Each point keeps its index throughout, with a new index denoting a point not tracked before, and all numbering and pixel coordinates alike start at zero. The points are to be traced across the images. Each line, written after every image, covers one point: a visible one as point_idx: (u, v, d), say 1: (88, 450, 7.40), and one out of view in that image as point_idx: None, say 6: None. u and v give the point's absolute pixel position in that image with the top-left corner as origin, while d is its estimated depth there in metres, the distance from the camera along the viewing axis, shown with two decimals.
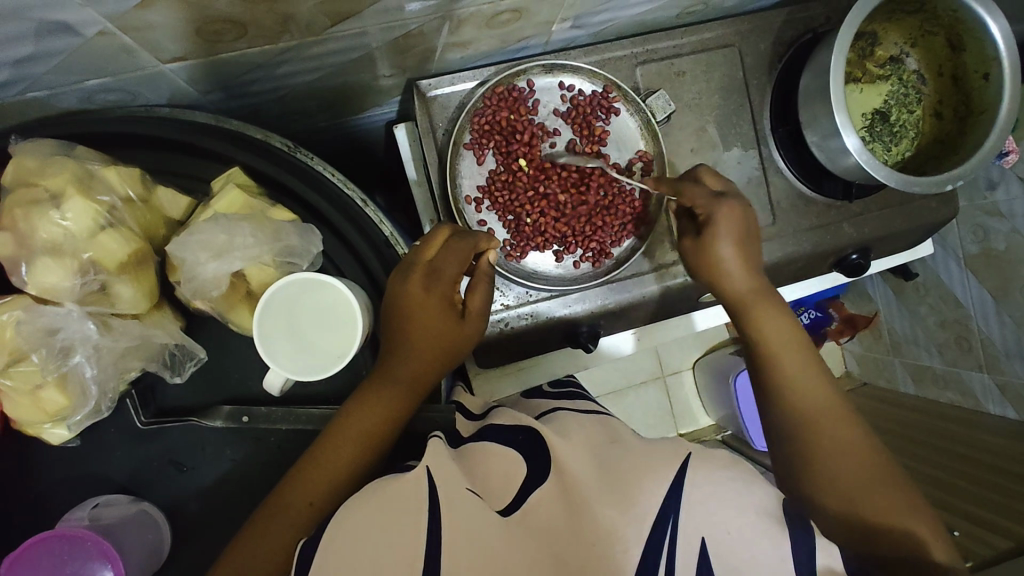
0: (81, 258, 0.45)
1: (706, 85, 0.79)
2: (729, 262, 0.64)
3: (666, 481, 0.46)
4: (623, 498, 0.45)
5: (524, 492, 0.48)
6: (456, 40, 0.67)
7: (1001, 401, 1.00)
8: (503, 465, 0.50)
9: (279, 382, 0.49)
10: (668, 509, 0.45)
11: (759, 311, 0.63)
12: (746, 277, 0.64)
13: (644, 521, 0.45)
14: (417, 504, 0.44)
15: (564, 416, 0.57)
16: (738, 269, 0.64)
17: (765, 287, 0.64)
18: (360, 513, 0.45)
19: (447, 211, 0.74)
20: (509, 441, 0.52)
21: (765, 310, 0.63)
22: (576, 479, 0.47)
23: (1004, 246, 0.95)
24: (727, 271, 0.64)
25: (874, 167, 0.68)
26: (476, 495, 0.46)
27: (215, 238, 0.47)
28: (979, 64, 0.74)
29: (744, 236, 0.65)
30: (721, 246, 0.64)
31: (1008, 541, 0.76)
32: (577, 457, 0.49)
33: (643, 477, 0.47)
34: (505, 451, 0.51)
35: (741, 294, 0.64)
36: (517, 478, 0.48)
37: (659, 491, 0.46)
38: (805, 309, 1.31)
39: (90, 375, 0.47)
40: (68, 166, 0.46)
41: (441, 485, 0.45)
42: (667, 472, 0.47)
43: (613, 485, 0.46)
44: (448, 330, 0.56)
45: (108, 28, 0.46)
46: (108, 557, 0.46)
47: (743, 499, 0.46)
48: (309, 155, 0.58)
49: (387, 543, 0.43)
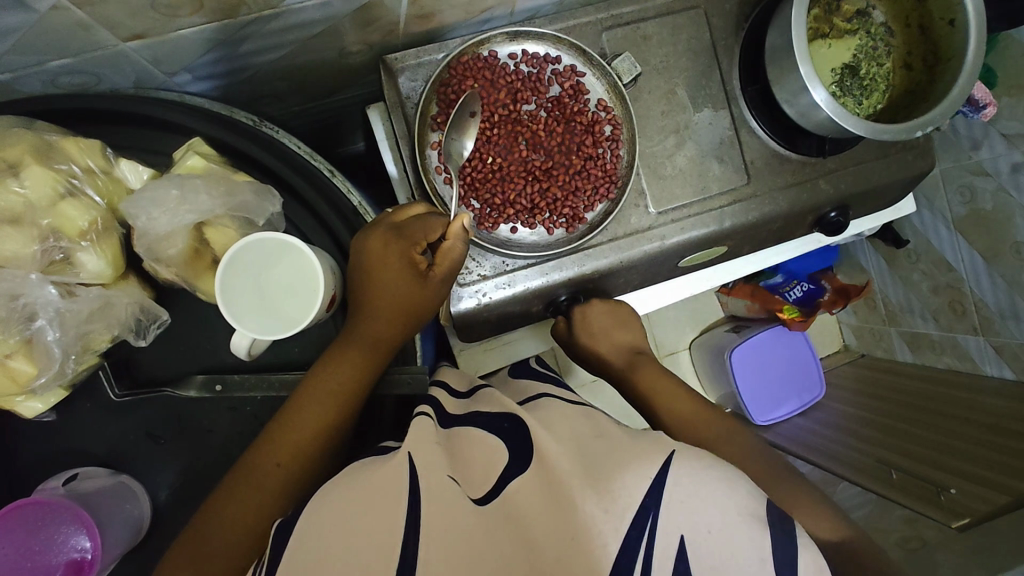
0: (41, 226, 0.46)
1: (673, 48, 0.79)
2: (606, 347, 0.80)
3: (649, 476, 0.46)
4: (604, 488, 0.45)
5: (505, 480, 0.48)
6: (418, 11, 0.68)
7: (999, 362, 0.99)
8: (485, 454, 0.51)
9: (245, 344, 0.49)
10: (649, 504, 0.44)
11: (642, 372, 0.76)
12: (611, 347, 0.80)
13: (624, 517, 0.43)
14: (393, 489, 0.44)
15: (550, 406, 0.58)
16: (607, 340, 0.80)
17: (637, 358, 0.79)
18: (337, 496, 0.45)
19: (418, 183, 0.74)
20: (495, 429, 0.53)
21: (646, 371, 0.76)
22: (560, 470, 0.47)
23: (990, 205, 0.94)
24: (599, 337, 0.80)
25: (842, 118, 0.68)
26: (456, 483, 0.46)
27: (168, 195, 0.48)
28: (944, 10, 0.73)
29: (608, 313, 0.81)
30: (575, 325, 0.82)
31: (1006, 495, 0.77)
32: (560, 449, 0.49)
33: (623, 469, 0.46)
34: (487, 439, 0.52)
35: (621, 365, 0.78)
36: (498, 466, 0.49)
37: (640, 486, 0.45)
38: (799, 281, 1.27)
39: (54, 338, 0.47)
40: (25, 137, 0.46)
41: (415, 469, 0.45)
42: (650, 468, 0.46)
43: (594, 473, 0.46)
44: (410, 292, 0.56)
45: (61, 2, 0.47)
46: (82, 523, 0.47)
47: (723, 499, 0.45)
48: (275, 128, 0.59)
49: (362, 524, 0.42)
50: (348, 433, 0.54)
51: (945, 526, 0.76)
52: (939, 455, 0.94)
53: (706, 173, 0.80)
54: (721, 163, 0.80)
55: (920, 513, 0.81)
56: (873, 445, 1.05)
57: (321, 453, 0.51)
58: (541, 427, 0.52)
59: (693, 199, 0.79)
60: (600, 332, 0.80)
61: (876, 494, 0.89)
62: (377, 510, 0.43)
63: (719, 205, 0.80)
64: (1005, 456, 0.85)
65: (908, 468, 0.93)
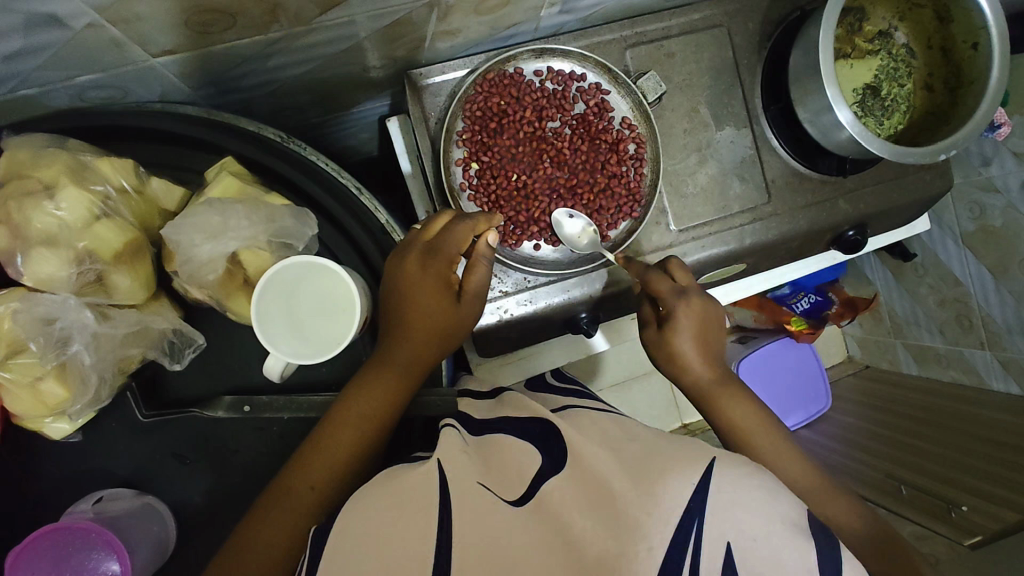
0: (77, 248, 0.45)
1: (696, 66, 0.79)
2: (687, 355, 0.64)
3: (691, 483, 0.44)
4: (643, 489, 0.43)
5: (539, 484, 0.46)
6: (445, 28, 0.68)
7: (1004, 376, 0.99)
8: (520, 460, 0.49)
9: (279, 369, 0.49)
10: (693, 511, 0.42)
11: (722, 398, 0.63)
12: (706, 369, 0.65)
13: (669, 521, 0.41)
14: (422, 500, 0.43)
15: (582, 413, 0.56)
16: (693, 353, 0.64)
17: (724, 374, 0.65)
18: (369, 506, 0.45)
19: (442, 200, 0.74)
20: (527, 435, 0.51)
21: (728, 399, 0.63)
22: (595, 475, 0.46)
23: (1001, 222, 0.94)
24: (688, 361, 0.64)
25: (866, 139, 0.68)
26: (489, 490, 0.45)
27: (210, 221, 0.48)
28: (968, 34, 0.74)
29: (700, 329, 0.65)
30: (682, 339, 0.64)
31: (1016, 512, 0.77)
32: (598, 454, 0.48)
33: (665, 475, 0.44)
34: (521, 445, 0.50)
35: (704, 387, 0.64)
36: (531, 470, 0.47)
37: (683, 491, 0.43)
38: (805, 294, 1.27)
39: (89, 363, 0.47)
40: (61, 157, 0.46)
41: (446, 477, 0.45)
42: (692, 475, 0.44)
43: (632, 476, 0.45)
44: (443, 313, 0.56)
45: (97, 20, 0.46)
46: (112, 548, 0.46)
47: (768, 507, 0.43)
48: (304, 145, 0.58)
49: (396, 532, 0.42)
50: (378, 455, 0.54)
51: (958, 544, 0.77)
52: (946, 469, 0.94)
53: (727, 191, 0.80)
54: (742, 181, 0.80)
55: (932, 530, 0.82)
56: (880, 459, 1.06)
57: (354, 477, 0.51)
58: (576, 432, 0.51)
59: (715, 217, 0.79)
60: (688, 340, 0.65)
61: (886, 509, 0.90)
62: (405, 519, 0.42)
63: (740, 223, 0.80)
64: (1011, 472, 0.85)
65: (918, 484, 0.94)
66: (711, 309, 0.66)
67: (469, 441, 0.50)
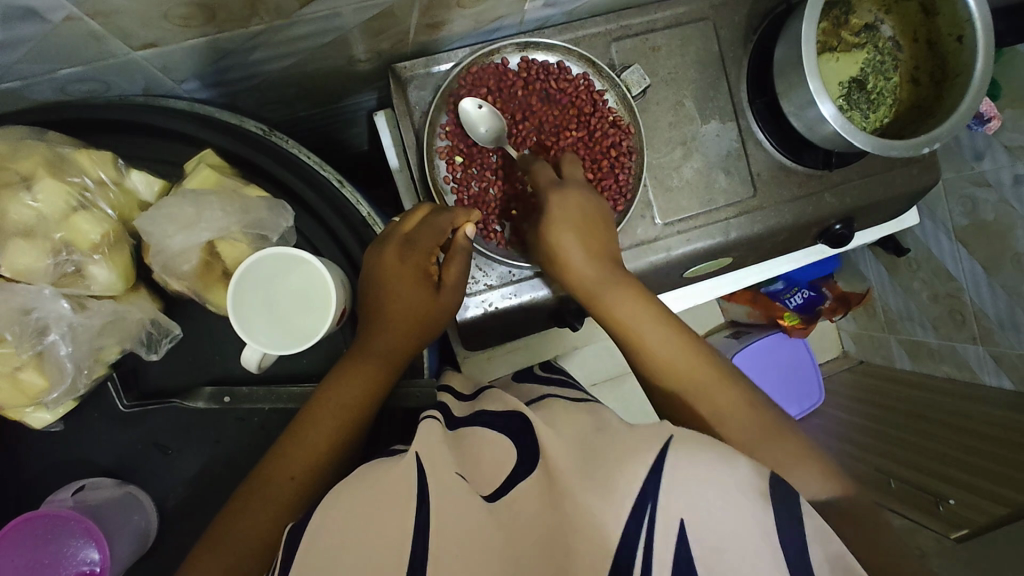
0: (53, 239, 0.46)
1: (681, 59, 0.79)
2: (573, 257, 0.64)
3: (647, 464, 0.44)
4: (606, 480, 0.43)
5: (512, 483, 0.46)
6: (429, 22, 0.68)
7: (997, 371, 1.00)
8: (493, 453, 0.50)
9: (257, 359, 0.50)
10: (647, 492, 0.43)
11: (608, 294, 0.62)
12: (590, 266, 0.64)
13: (625, 506, 0.42)
14: (404, 492, 0.43)
15: (555, 404, 0.57)
16: (580, 254, 0.64)
17: (612, 272, 0.64)
18: (350, 495, 0.44)
19: (426, 193, 0.75)
20: (499, 427, 0.52)
21: (611, 294, 0.62)
22: (560, 470, 0.46)
23: (992, 216, 0.94)
24: (571, 258, 0.64)
25: (850, 132, 0.68)
26: (462, 479, 0.45)
27: (184, 212, 0.49)
28: (953, 27, 0.74)
29: (582, 222, 0.65)
30: (563, 237, 0.65)
31: (1004, 506, 0.77)
32: (560, 446, 0.48)
33: (624, 460, 0.45)
34: (496, 438, 0.51)
35: (589, 283, 0.63)
36: (506, 466, 0.48)
37: (637, 475, 0.43)
38: (799, 288, 1.24)
39: (66, 353, 0.48)
40: (38, 150, 0.47)
41: (425, 471, 0.44)
42: (648, 455, 0.45)
43: (591, 471, 0.45)
44: (424, 302, 0.57)
45: (74, 13, 0.46)
46: (92, 536, 0.47)
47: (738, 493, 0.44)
48: (284, 137, 0.58)
49: (376, 520, 0.42)
50: (359, 446, 0.55)
51: (945, 538, 0.77)
52: (939, 464, 0.93)
53: (712, 184, 0.80)
54: (727, 174, 0.80)
55: (921, 524, 0.82)
56: (871, 454, 1.06)
57: (332, 467, 0.51)
58: (543, 423, 0.51)
59: (700, 211, 0.79)
60: (574, 235, 0.64)
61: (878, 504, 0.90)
62: (384, 513, 0.42)
63: (725, 217, 0.80)
64: (1000, 466, 0.85)
65: (908, 479, 0.94)
66: (596, 209, 0.67)
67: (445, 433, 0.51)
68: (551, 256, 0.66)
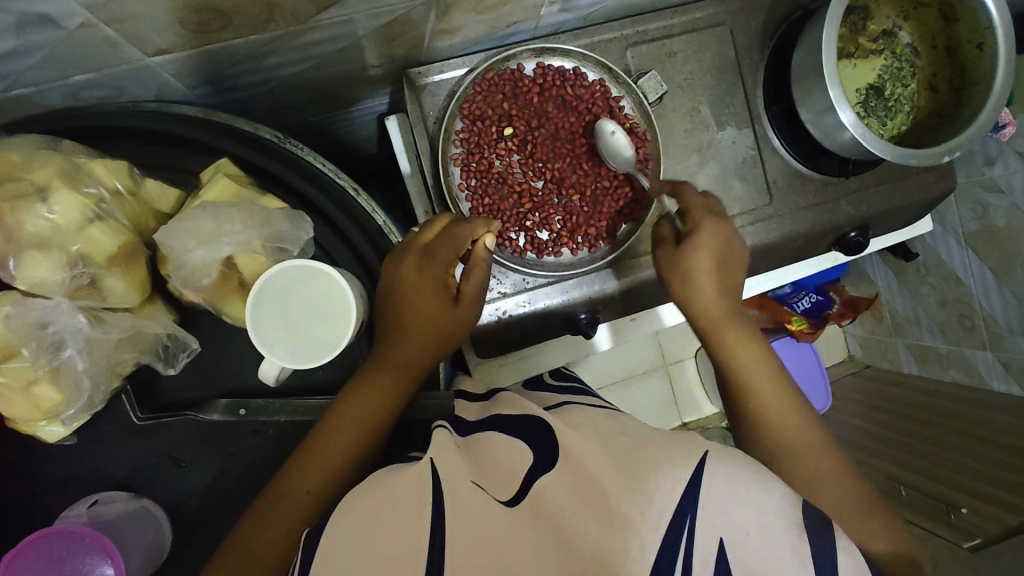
0: (69, 252, 0.45)
1: (697, 65, 0.78)
2: (700, 284, 0.65)
3: (680, 477, 0.44)
4: (634, 489, 0.43)
5: (530, 480, 0.46)
6: (444, 27, 0.67)
7: (1006, 377, 0.99)
8: (510, 458, 0.48)
9: (275, 372, 0.49)
10: (685, 505, 0.43)
11: (733, 338, 0.64)
12: (721, 302, 0.65)
13: (653, 518, 0.42)
14: (420, 499, 0.42)
15: (573, 410, 0.56)
16: (711, 292, 0.65)
17: (737, 314, 0.66)
18: (361, 504, 0.43)
19: (441, 200, 0.74)
20: (514, 431, 0.51)
21: (736, 337, 0.64)
22: (588, 472, 0.45)
23: (1003, 222, 0.93)
24: (698, 291, 0.65)
25: (869, 141, 0.67)
26: (481, 490, 0.44)
27: (204, 225, 0.48)
28: (972, 34, 0.73)
29: (721, 256, 0.65)
30: (701, 264, 0.64)
31: (1013, 514, 0.76)
32: (588, 447, 0.47)
33: (654, 470, 0.44)
34: (510, 442, 0.49)
35: (714, 318, 0.65)
36: (522, 468, 0.47)
37: (673, 486, 0.43)
38: (806, 292, 1.25)
39: (83, 368, 0.47)
40: (54, 160, 0.46)
41: (440, 478, 0.44)
42: (679, 468, 0.44)
43: (625, 475, 0.44)
44: (441, 314, 0.56)
45: (90, 19, 0.45)
46: (107, 552, 0.46)
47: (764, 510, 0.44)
48: (300, 145, 0.58)
49: (390, 531, 0.41)
50: (376, 458, 0.54)
51: (957, 547, 0.77)
52: (947, 471, 0.93)
53: (728, 192, 0.79)
54: (743, 181, 0.79)
55: (932, 533, 0.82)
56: (878, 459, 1.05)
57: (348, 480, 0.51)
58: (567, 426, 0.50)
59: None
60: (713, 272, 0.65)
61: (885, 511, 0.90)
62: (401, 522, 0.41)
63: (740, 224, 0.79)
64: (1007, 472, 0.84)
65: (917, 485, 0.94)
66: (723, 236, 0.65)
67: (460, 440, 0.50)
68: (676, 282, 0.66)
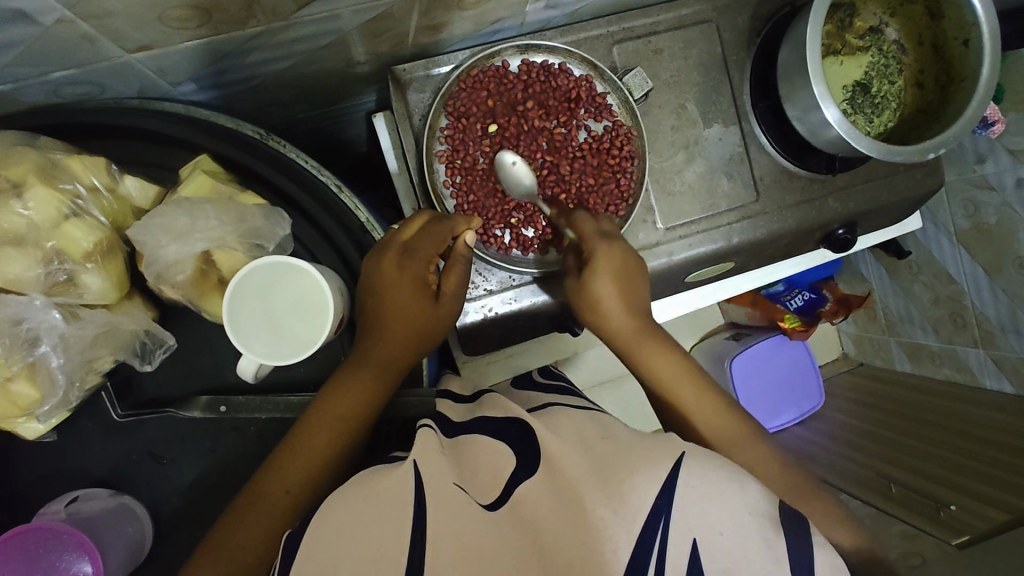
0: (45, 247, 0.45)
1: (684, 62, 0.78)
2: (609, 305, 0.64)
3: (658, 479, 0.44)
4: (613, 491, 0.43)
5: (513, 486, 0.46)
6: (428, 24, 0.67)
7: (998, 375, 0.99)
8: (492, 462, 0.48)
9: (253, 368, 0.49)
10: (661, 507, 0.43)
11: (645, 351, 0.64)
12: (626, 316, 0.65)
13: (633, 520, 0.42)
14: (403, 501, 0.42)
15: (555, 412, 0.56)
16: (617, 310, 0.64)
17: (647, 324, 0.65)
18: (341, 507, 0.43)
19: (426, 197, 0.74)
20: (498, 434, 0.51)
21: (649, 350, 0.64)
22: (567, 475, 0.45)
23: (995, 220, 0.93)
24: (608, 312, 0.65)
25: (854, 138, 0.67)
26: (463, 491, 0.44)
27: (178, 221, 0.48)
28: (959, 30, 0.73)
29: (620, 271, 0.65)
30: (602, 285, 0.64)
31: (1004, 511, 0.76)
32: (568, 451, 0.47)
33: (634, 472, 0.44)
34: (494, 446, 0.49)
35: (627, 335, 0.65)
36: (504, 472, 0.47)
37: (652, 489, 0.43)
38: (799, 290, 1.26)
39: (57, 364, 0.47)
40: (30, 156, 0.46)
41: (423, 479, 0.43)
42: (658, 471, 0.44)
43: (605, 477, 0.44)
44: (421, 310, 0.56)
45: (66, 15, 0.45)
46: (85, 549, 0.46)
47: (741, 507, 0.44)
48: (281, 142, 0.58)
49: (367, 531, 0.41)
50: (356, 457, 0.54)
51: (945, 543, 0.76)
52: (936, 467, 0.93)
53: (715, 189, 0.79)
54: (730, 179, 0.79)
55: (920, 529, 0.81)
56: (870, 458, 1.05)
57: (328, 479, 0.50)
58: (548, 430, 0.50)
59: (702, 215, 0.79)
60: (618, 289, 0.64)
61: (877, 508, 0.90)
62: (380, 523, 0.41)
63: (727, 221, 0.79)
64: (1002, 472, 0.84)
65: (908, 482, 0.93)
66: (626, 259, 0.65)
67: (443, 441, 0.49)
68: (585, 300, 0.66)
